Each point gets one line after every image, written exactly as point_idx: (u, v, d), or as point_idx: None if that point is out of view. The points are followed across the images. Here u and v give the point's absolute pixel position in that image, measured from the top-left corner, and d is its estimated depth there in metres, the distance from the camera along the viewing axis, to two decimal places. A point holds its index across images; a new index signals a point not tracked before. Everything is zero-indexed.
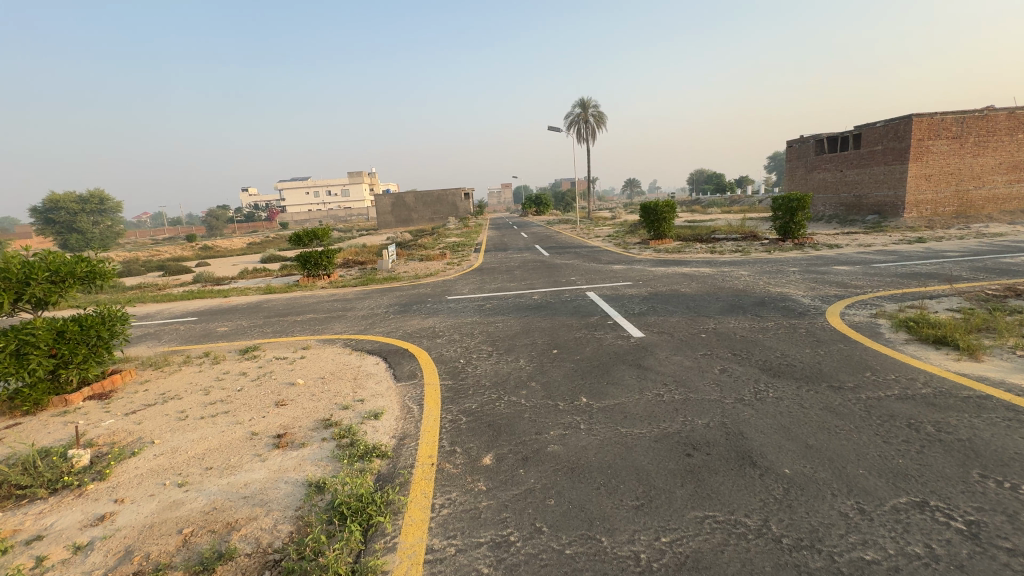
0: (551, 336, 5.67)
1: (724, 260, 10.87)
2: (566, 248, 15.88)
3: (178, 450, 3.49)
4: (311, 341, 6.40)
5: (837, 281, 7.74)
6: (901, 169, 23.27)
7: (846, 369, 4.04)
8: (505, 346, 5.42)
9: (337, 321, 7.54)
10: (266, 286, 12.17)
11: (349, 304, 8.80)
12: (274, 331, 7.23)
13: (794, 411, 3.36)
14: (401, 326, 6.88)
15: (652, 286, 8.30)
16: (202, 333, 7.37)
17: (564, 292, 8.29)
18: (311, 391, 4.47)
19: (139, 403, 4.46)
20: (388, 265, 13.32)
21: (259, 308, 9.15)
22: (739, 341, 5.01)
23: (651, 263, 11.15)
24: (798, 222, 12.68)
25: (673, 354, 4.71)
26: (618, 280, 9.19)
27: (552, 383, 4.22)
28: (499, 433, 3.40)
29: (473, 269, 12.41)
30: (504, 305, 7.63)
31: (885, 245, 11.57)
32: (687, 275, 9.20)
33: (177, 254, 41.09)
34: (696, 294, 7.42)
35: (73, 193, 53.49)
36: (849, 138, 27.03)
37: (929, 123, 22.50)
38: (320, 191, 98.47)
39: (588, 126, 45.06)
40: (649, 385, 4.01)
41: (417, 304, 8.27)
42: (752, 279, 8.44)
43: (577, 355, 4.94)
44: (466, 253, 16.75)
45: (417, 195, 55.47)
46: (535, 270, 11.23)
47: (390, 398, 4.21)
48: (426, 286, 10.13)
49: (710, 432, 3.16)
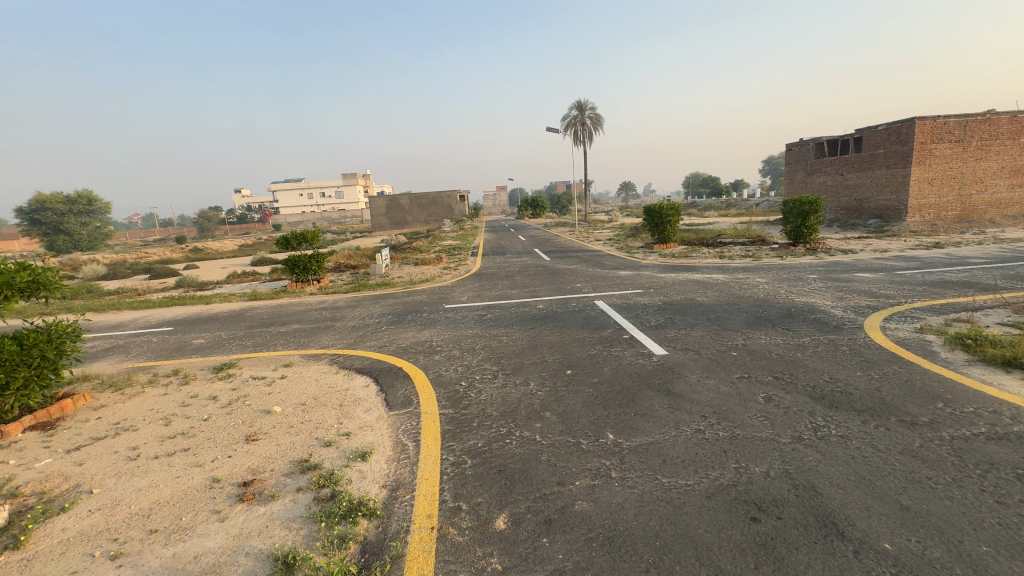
0: (562, 354, 5.06)
1: (736, 266, 10.36)
2: (567, 253, 15.29)
3: (120, 503, 2.84)
4: (295, 356, 5.75)
5: (865, 290, 7.18)
6: (904, 173, 22.93)
7: (913, 399, 3.46)
8: (512, 365, 4.81)
9: (324, 333, 6.89)
10: (251, 291, 11.50)
11: (339, 313, 8.15)
12: (255, 344, 6.58)
13: (869, 456, 2.78)
14: (394, 339, 6.25)
15: (665, 295, 7.76)
16: (176, 346, 6.70)
17: (571, 301, 7.69)
18: (289, 422, 3.84)
19: (86, 437, 3.80)
20: (381, 270, 12.71)
21: (242, 317, 8.49)
22: (778, 360, 4.42)
23: (658, 268, 10.63)
24: (811, 227, 12.17)
25: (705, 377, 4.13)
26: (627, 287, 8.63)
27: (570, 414, 3.61)
28: (513, 482, 2.80)
29: (471, 274, 11.83)
30: (507, 316, 7.04)
31: (901, 251, 11.09)
32: (701, 282, 8.64)
33: (165, 256, 39.98)
34: (715, 304, 6.84)
35: (60, 193, 52.53)
36: (850, 142, 26.74)
37: (932, 127, 22.20)
38: (314, 193, 97.68)
39: (585, 128, 44.60)
40: (684, 418, 3.41)
41: (412, 314, 7.65)
42: (772, 287, 7.87)
43: (594, 377, 4.33)
44: (463, 258, 16.13)
45: (411, 197, 54.80)
46: (537, 277, 10.64)
47: (381, 432, 3.58)
48: (423, 293, 9.53)
49: (773, 485, 2.57)
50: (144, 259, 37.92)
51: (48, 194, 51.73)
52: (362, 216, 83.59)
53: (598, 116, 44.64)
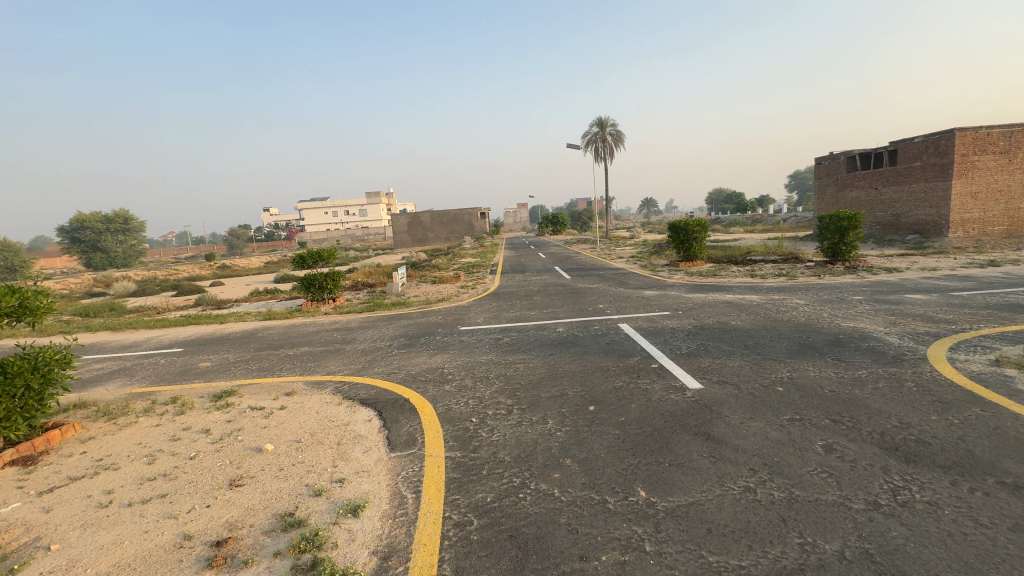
0: (584, 386, 4.59)
1: (770, 285, 9.73)
2: (588, 271, 14.81)
3: (76, 564, 2.49)
4: (298, 384, 5.42)
5: (919, 314, 6.50)
6: (944, 187, 21.81)
7: (1011, 454, 2.86)
8: (529, 399, 4.35)
9: (332, 357, 6.56)
10: (266, 310, 11.37)
11: (350, 335, 7.85)
12: (260, 368, 6.29)
13: (972, 534, 2.21)
14: (404, 365, 5.88)
15: (695, 317, 7.22)
16: (181, 370, 6.47)
17: (593, 324, 7.21)
18: (280, 463, 3.46)
19: (64, 476, 3.50)
20: (398, 288, 12.48)
21: (253, 338, 8.27)
22: (833, 399, 3.85)
23: (686, 288, 10.09)
24: (849, 244, 11.43)
25: (749, 419, 3.59)
26: (653, 309, 8.12)
27: (594, 463, 3.12)
28: (526, 554, 2.33)
29: (489, 293, 11.49)
30: (525, 340, 6.61)
31: (951, 269, 10.28)
32: (733, 304, 8.05)
33: (194, 273, 40.96)
34: (752, 329, 6.26)
35: (100, 213, 54.94)
36: (884, 155, 25.71)
37: (973, 138, 21.14)
38: (338, 212, 99.84)
39: (605, 144, 44.33)
40: (730, 472, 2.89)
41: (425, 337, 7.28)
42: (813, 310, 7.24)
43: (621, 416, 3.84)
44: (482, 276, 15.84)
45: (432, 215, 55.30)
46: (557, 296, 10.20)
47: (378, 479, 3.16)
48: (438, 314, 9.21)
49: (852, 572, 2.04)
50: (174, 276, 38.93)
51: (88, 214, 54.07)
52: (385, 234, 84.72)
53: (620, 133, 44.37)
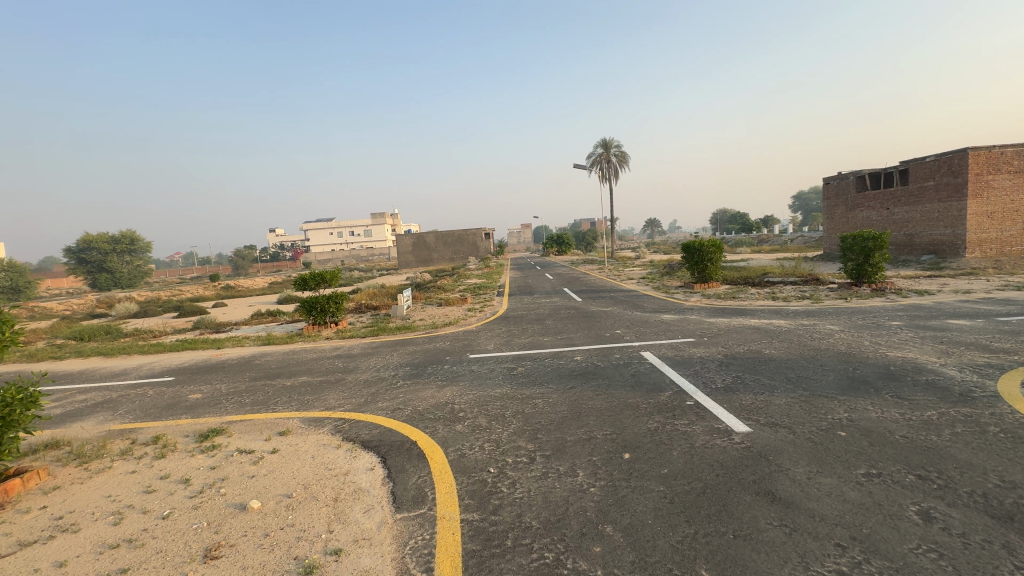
0: (614, 428, 4.06)
1: (795, 309, 9.23)
2: (599, 293, 14.32)
3: None
4: (294, 421, 4.90)
5: (972, 343, 5.95)
6: (959, 206, 21.37)
7: None
8: (553, 444, 3.83)
9: (332, 389, 6.03)
10: (266, 334, 10.89)
11: (352, 363, 7.34)
12: (254, 401, 5.77)
13: None
14: (410, 399, 5.37)
15: (723, 345, 6.70)
16: (169, 403, 5.96)
17: (613, 353, 6.69)
18: (266, 526, 2.94)
19: (15, 540, 2.98)
20: (402, 311, 12.01)
21: (249, 366, 7.78)
22: (909, 448, 3.32)
23: (706, 311, 9.58)
24: (875, 265, 10.92)
25: (817, 474, 3.05)
26: (676, 335, 7.61)
27: (641, 534, 2.59)
28: None
29: (498, 317, 11.01)
30: (541, 370, 6.09)
31: (986, 291, 9.75)
32: (762, 330, 7.51)
33: (197, 294, 40.75)
34: (790, 360, 5.72)
35: (107, 233, 55.18)
36: (894, 175, 25.37)
37: (987, 157, 20.79)
38: (343, 232, 100.34)
39: (610, 165, 44.45)
40: (813, 549, 2.35)
41: (432, 367, 6.76)
42: (851, 337, 6.69)
43: (663, 467, 3.31)
44: (489, 298, 15.38)
45: (436, 235, 55.25)
46: (570, 321, 9.69)
47: (381, 550, 2.64)
48: (445, 339, 8.72)
49: None
50: (176, 297, 38.68)
51: (95, 235, 54.37)
52: (390, 254, 84.83)
53: (623, 153, 44.43)
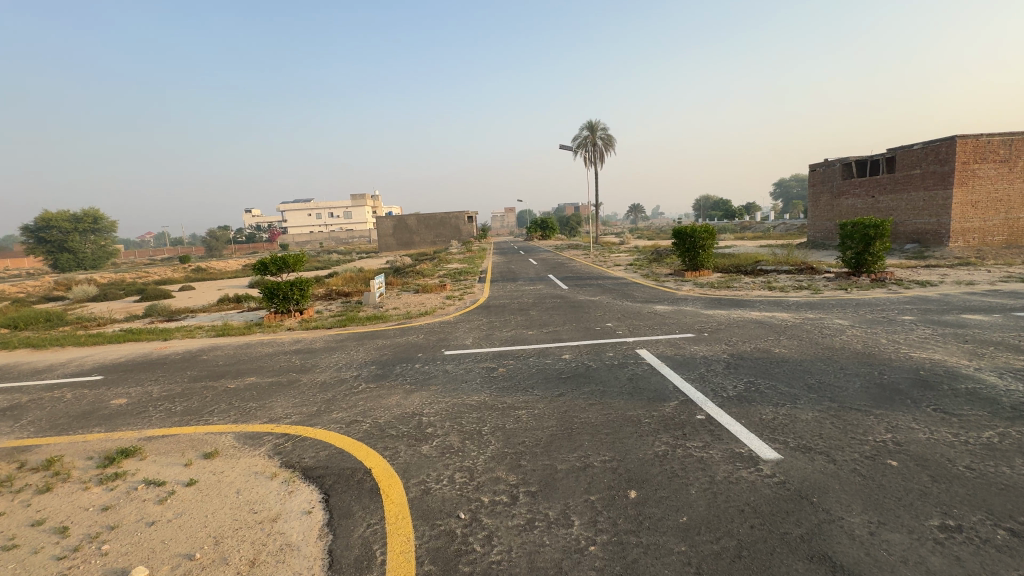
0: (615, 453, 3.33)
1: (796, 301, 8.64)
2: (586, 281, 13.57)
3: None
4: (225, 439, 4.04)
5: (999, 343, 5.38)
6: (945, 195, 21.19)
7: None
8: (540, 477, 3.08)
9: (281, 395, 5.15)
10: (221, 323, 9.89)
11: (311, 361, 6.46)
12: (185, 409, 4.87)
13: None
14: (371, 408, 4.57)
15: (727, 343, 6.04)
16: (84, 412, 5.02)
17: (605, 350, 5.97)
18: None
19: None
20: (375, 299, 11.11)
21: (193, 363, 6.83)
22: (983, 488, 2.66)
23: (702, 302, 8.94)
24: (875, 254, 10.39)
25: (880, 528, 2.36)
26: (673, 329, 6.94)
27: None
28: None
29: (478, 306, 10.21)
30: (525, 372, 5.34)
31: (989, 283, 9.30)
32: (767, 325, 6.86)
33: (165, 276, 38.78)
34: (805, 362, 5.08)
35: (67, 212, 52.24)
36: (881, 162, 25.10)
37: (974, 145, 20.56)
38: (323, 214, 97.68)
39: (596, 148, 43.54)
40: None
41: (401, 366, 5.93)
42: (865, 334, 6.08)
43: (682, 514, 2.59)
44: (469, 284, 14.51)
45: (418, 218, 53.71)
46: (556, 311, 8.94)
47: None
48: (419, 332, 7.89)
49: None
50: (143, 279, 36.67)
51: (54, 213, 51.38)
52: (371, 237, 82.61)
53: (608, 137, 43.53)
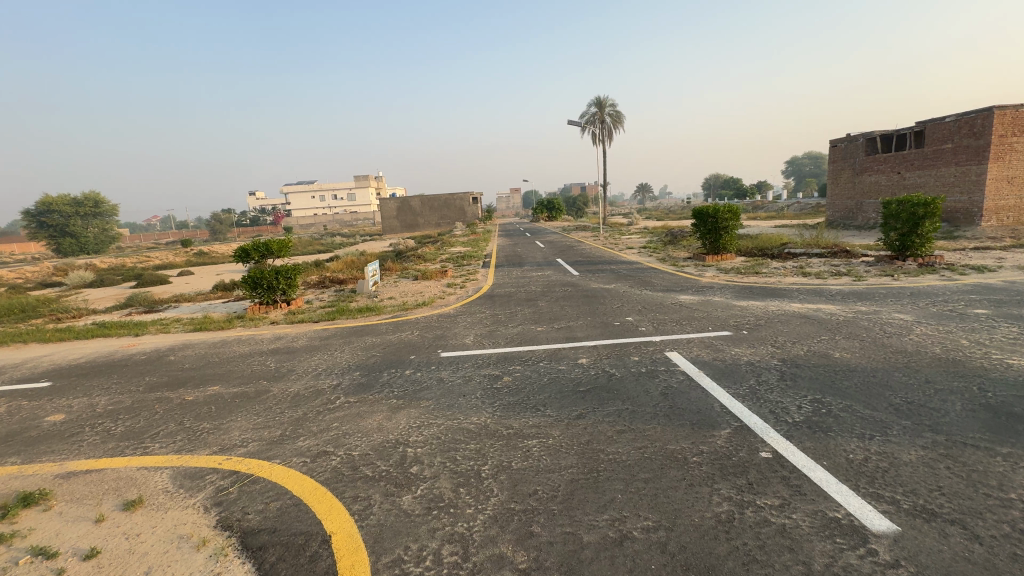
0: (662, 516, 2.44)
1: (841, 290, 7.64)
2: (598, 266, 12.56)
3: None
4: (158, 480, 3.19)
5: None
6: (978, 170, 19.78)
7: None
8: (560, 558, 2.20)
9: (243, 412, 4.28)
10: (201, 315, 9.05)
11: (287, 365, 5.60)
12: (125, 432, 4.03)
13: None
14: (346, 433, 3.70)
15: (774, 344, 5.09)
16: (9, 433, 4.19)
17: (629, 354, 5.05)
18: None
19: None
20: (368, 288, 10.21)
21: (156, 366, 5.99)
22: None
23: (733, 292, 7.95)
24: (923, 235, 9.30)
25: None
26: (704, 326, 5.99)
27: None
28: None
29: (481, 295, 9.31)
30: (534, 383, 4.43)
31: None
32: (816, 321, 5.87)
33: (164, 262, 37.85)
34: (879, 372, 4.13)
35: (68, 196, 51.56)
36: (908, 136, 23.58)
37: (1014, 117, 19.04)
38: (326, 196, 96.44)
39: (605, 126, 41.93)
40: None
41: (389, 374, 5.04)
42: (938, 333, 5.09)
43: None
44: (472, 270, 13.54)
45: (421, 199, 52.31)
46: (568, 303, 7.99)
47: None
48: (414, 327, 7.00)
49: None
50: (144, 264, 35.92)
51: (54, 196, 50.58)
52: (375, 220, 81.55)
53: (618, 113, 41.75)
